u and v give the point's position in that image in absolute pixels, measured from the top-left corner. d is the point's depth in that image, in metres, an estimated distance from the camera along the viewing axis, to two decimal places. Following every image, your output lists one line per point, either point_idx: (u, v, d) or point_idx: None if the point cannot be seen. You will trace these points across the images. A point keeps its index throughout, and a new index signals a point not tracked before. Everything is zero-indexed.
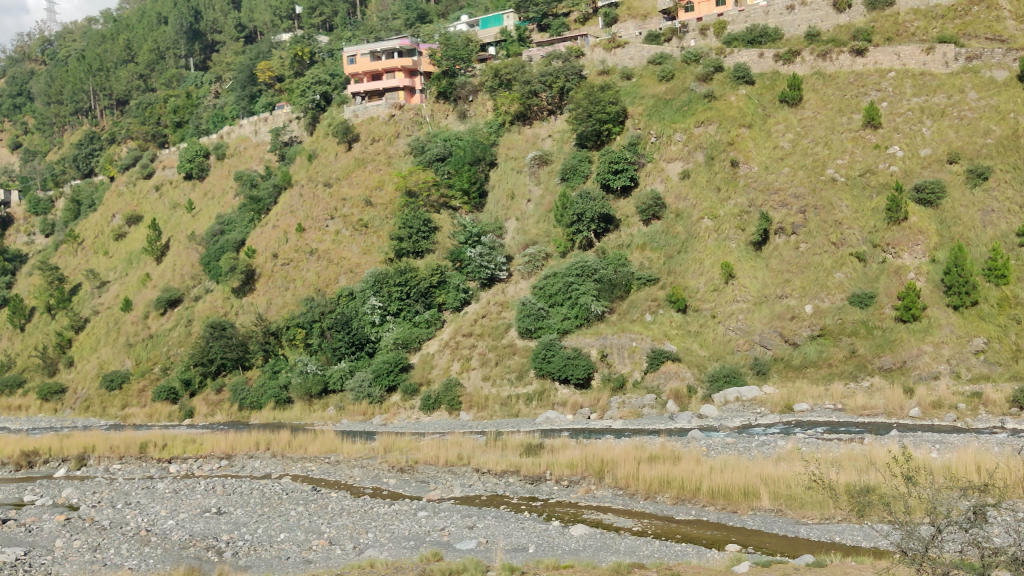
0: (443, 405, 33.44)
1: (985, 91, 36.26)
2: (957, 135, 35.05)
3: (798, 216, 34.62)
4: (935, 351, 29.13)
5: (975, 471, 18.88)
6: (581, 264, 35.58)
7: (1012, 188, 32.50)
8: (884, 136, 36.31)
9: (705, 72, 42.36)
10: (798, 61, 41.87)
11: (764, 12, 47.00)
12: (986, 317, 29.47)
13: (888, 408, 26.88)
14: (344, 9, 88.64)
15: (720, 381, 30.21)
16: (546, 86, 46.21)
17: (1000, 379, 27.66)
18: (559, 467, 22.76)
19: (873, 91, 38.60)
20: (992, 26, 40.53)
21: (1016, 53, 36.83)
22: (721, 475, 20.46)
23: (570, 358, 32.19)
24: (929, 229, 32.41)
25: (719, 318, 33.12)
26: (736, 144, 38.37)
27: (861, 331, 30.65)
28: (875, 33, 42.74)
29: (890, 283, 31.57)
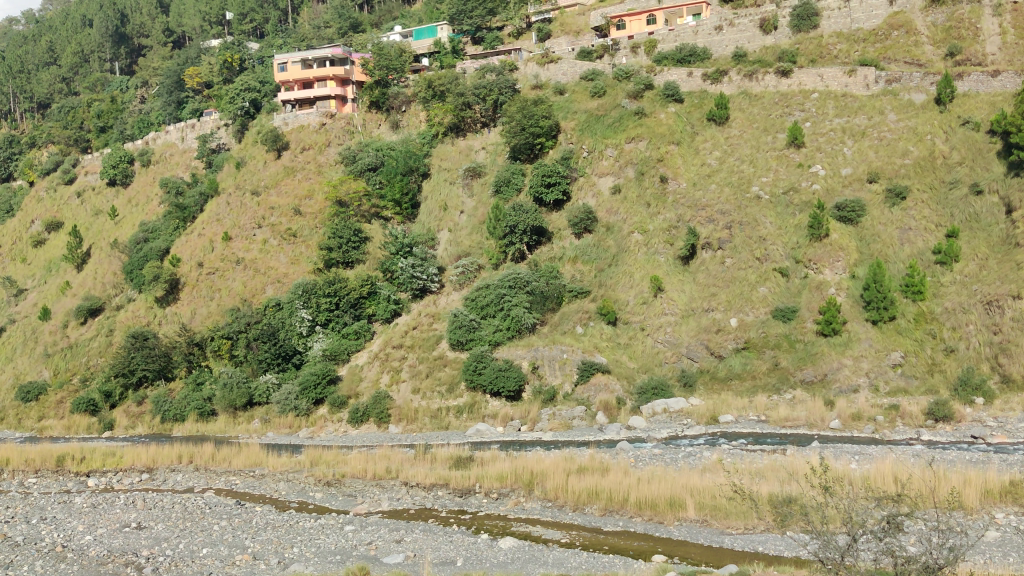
0: (372, 417, 33.02)
1: (904, 113, 37.52)
2: (877, 155, 36.18)
3: (724, 232, 35.25)
4: (855, 364, 29.94)
5: (892, 481, 19.45)
6: (514, 276, 35.70)
7: (928, 208, 33.74)
8: (807, 155, 37.36)
9: (636, 89, 42.97)
10: (725, 81, 42.74)
11: (694, 32, 47.99)
12: (903, 332, 30.48)
13: (810, 419, 27.55)
14: (276, 16, 87.69)
15: (648, 393, 30.59)
16: (479, 99, 46.32)
17: (916, 393, 28.63)
18: (488, 480, 22.76)
19: (797, 111, 39.67)
20: (910, 50, 41.90)
21: (933, 78, 38.16)
22: (648, 487, 20.69)
23: (501, 369, 32.19)
24: (849, 246, 33.35)
25: (648, 331, 33.52)
26: (665, 160, 38.96)
27: (783, 344, 31.37)
28: (800, 55, 44.29)
29: (811, 298, 32.36)
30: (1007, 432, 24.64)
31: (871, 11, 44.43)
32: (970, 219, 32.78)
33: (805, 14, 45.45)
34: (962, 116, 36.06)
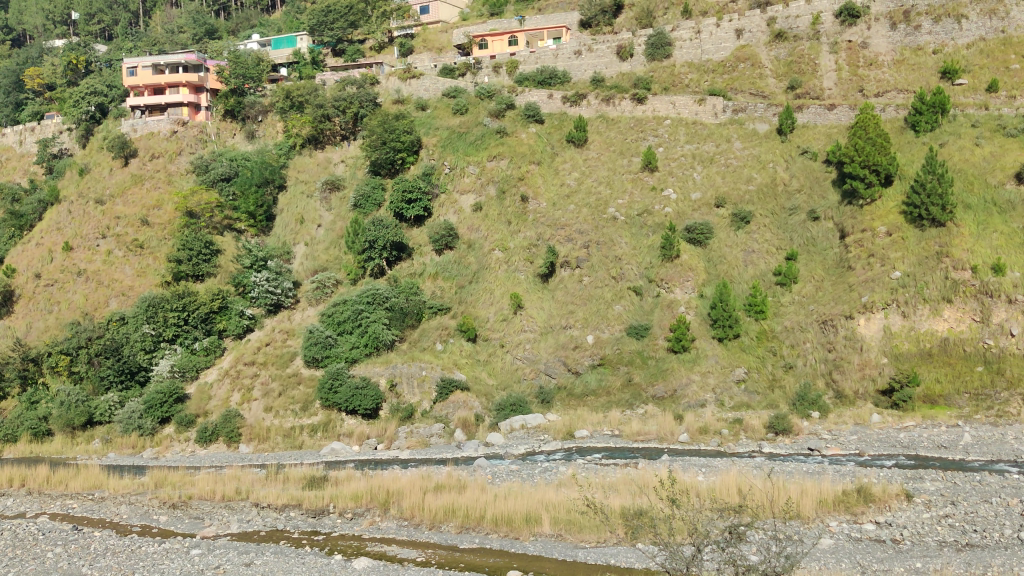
0: (221, 437, 31.93)
1: (749, 142, 39.55)
2: (723, 181, 37.95)
3: (582, 251, 36.05)
4: (702, 380, 31.13)
5: (735, 492, 20.31)
6: (372, 292, 35.26)
7: (770, 232, 35.60)
8: (660, 179, 38.71)
9: (498, 109, 43.51)
10: (583, 104, 43.83)
11: (554, 55, 49.24)
12: (746, 349, 31.95)
13: (660, 434, 28.41)
14: (126, 18, 84.15)
15: (506, 409, 30.78)
16: (339, 111, 45.75)
17: (758, 407, 29.98)
18: (343, 500, 22.38)
19: (651, 136, 41.11)
20: (755, 82, 44.21)
21: (776, 108, 40.16)
22: (504, 503, 20.86)
23: (358, 388, 31.77)
24: (697, 266, 34.68)
25: (507, 348, 33.81)
26: (526, 179, 39.52)
27: (637, 361, 32.29)
28: (655, 82, 46.05)
29: (663, 316, 33.37)
30: (840, 444, 26.14)
31: (720, 43, 46.71)
32: (808, 243, 34.72)
33: (659, 42, 47.33)
34: (802, 146, 38.24)
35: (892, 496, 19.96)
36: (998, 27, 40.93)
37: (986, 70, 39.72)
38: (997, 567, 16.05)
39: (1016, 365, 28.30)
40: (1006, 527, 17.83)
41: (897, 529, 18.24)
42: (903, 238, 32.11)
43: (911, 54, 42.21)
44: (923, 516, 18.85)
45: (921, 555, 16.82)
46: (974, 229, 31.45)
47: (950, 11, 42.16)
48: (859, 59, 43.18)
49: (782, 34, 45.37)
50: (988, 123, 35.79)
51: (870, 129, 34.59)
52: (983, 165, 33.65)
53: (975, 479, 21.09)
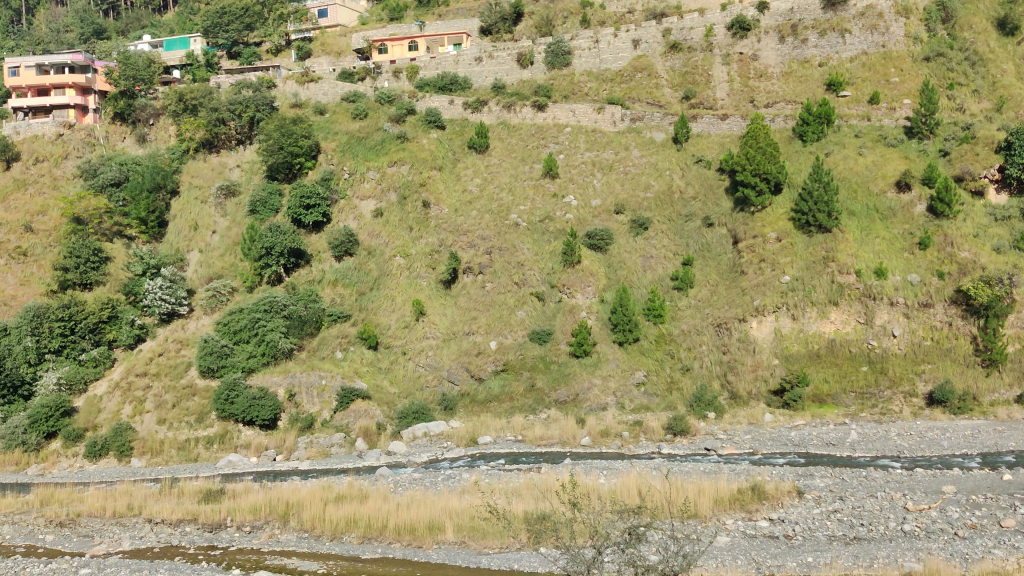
0: (112, 451, 30.77)
1: (646, 150, 40.40)
2: (622, 188, 38.63)
3: (484, 257, 36.12)
4: (603, 384, 31.53)
5: (635, 493, 20.67)
6: (269, 300, 34.53)
7: (667, 238, 36.48)
8: (560, 186, 39.13)
9: (398, 114, 43.27)
10: (484, 111, 43.97)
11: (454, 61, 49.11)
12: (646, 352, 32.62)
13: (563, 437, 28.61)
14: (7, 16, 80.54)
15: (408, 417, 30.51)
16: (234, 115, 45.02)
17: (657, 409, 30.60)
18: (240, 513, 21.84)
19: (552, 143, 41.56)
20: (652, 92, 45.05)
21: (672, 117, 41.12)
22: (407, 512, 20.71)
23: (255, 398, 31.10)
24: (598, 272, 35.21)
25: (409, 355, 33.53)
26: (427, 185, 39.47)
27: (539, 366, 32.45)
28: (555, 90, 46.57)
29: (565, 321, 33.79)
30: (735, 444, 26.87)
31: (618, 53, 47.56)
32: (703, 249, 35.69)
33: (558, 51, 47.91)
34: (696, 155, 39.26)
35: (784, 493, 20.64)
36: (878, 42, 42.91)
37: (868, 82, 41.54)
38: (882, 559, 16.77)
39: (898, 364, 29.95)
40: (890, 520, 18.66)
41: (789, 525, 18.84)
42: (792, 243, 33.21)
43: (799, 67, 43.82)
44: (813, 512, 19.53)
45: (813, 549, 17.44)
46: (858, 235, 32.94)
47: (834, 25, 43.96)
48: (749, 70, 44.61)
49: (676, 45, 46.57)
50: (870, 134, 37.54)
51: (760, 139, 35.69)
52: (866, 173, 35.20)
53: (862, 474, 22.00)
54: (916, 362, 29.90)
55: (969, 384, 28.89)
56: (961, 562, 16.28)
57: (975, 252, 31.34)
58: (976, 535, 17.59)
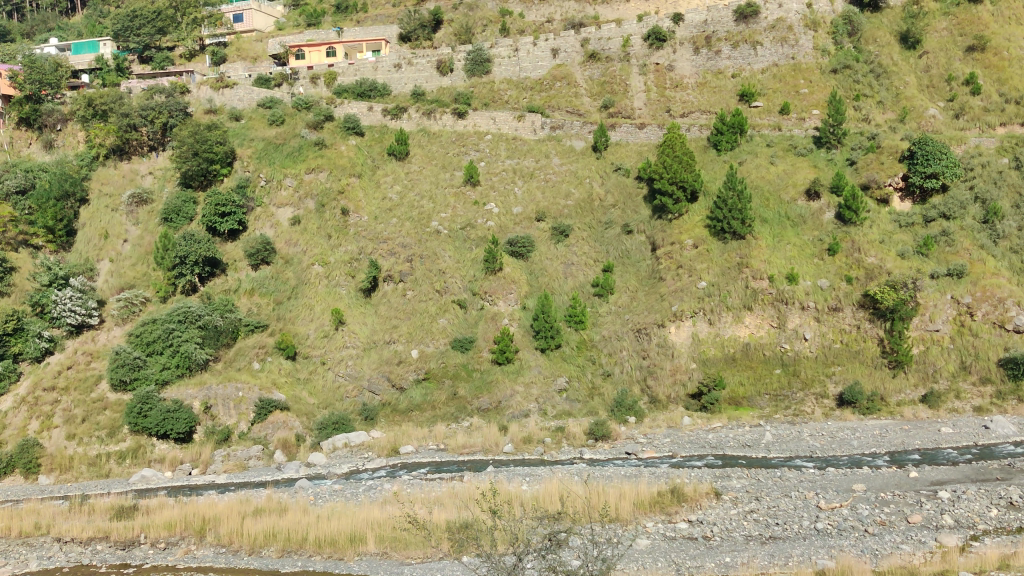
0: (18, 468, 29.60)
1: (566, 158, 40.83)
2: (543, 196, 38.94)
3: (405, 264, 35.93)
4: (525, 391, 31.53)
5: (557, 499, 20.78)
6: (183, 310, 33.54)
7: (587, 245, 36.94)
8: (482, 194, 39.24)
9: (316, 120, 42.82)
10: (404, 118, 43.89)
11: (373, 67, 49.10)
12: (567, 359, 32.84)
13: (485, 445, 28.60)
14: None
15: (328, 428, 30.08)
16: (147, 121, 44.06)
17: (579, 415, 30.79)
18: (155, 529, 21.27)
19: (472, 151, 41.66)
20: (571, 101, 45.53)
21: (591, 127, 41.80)
22: (327, 524, 20.43)
23: (169, 411, 30.29)
24: (520, 279, 35.26)
25: (329, 365, 33.07)
26: (345, 193, 39.12)
27: (461, 374, 32.37)
28: (475, 98, 46.67)
29: (487, 328, 33.67)
30: (655, 447, 27.25)
31: (537, 61, 47.94)
32: (622, 256, 36.20)
33: (478, 59, 47.96)
34: (615, 163, 39.88)
35: (703, 494, 21.03)
36: (788, 54, 44.24)
37: (779, 93, 42.72)
38: (797, 557, 17.21)
39: (809, 366, 30.87)
40: (804, 519, 19.17)
41: (708, 526, 19.19)
42: (708, 250, 33.94)
43: (713, 77, 44.84)
44: (730, 513, 19.92)
45: (730, 550, 17.79)
46: (770, 241, 33.88)
47: (746, 38, 45.19)
48: (666, 81, 45.47)
49: (595, 54, 47.19)
50: (781, 143, 38.68)
51: (677, 147, 36.21)
52: (777, 182, 36.22)
53: (777, 474, 22.55)
54: (827, 364, 30.85)
55: (876, 385, 29.92)
56: (871, 558, 16.81)
57: (881, 257, 32.50)
58: (885, 531, 18.20)
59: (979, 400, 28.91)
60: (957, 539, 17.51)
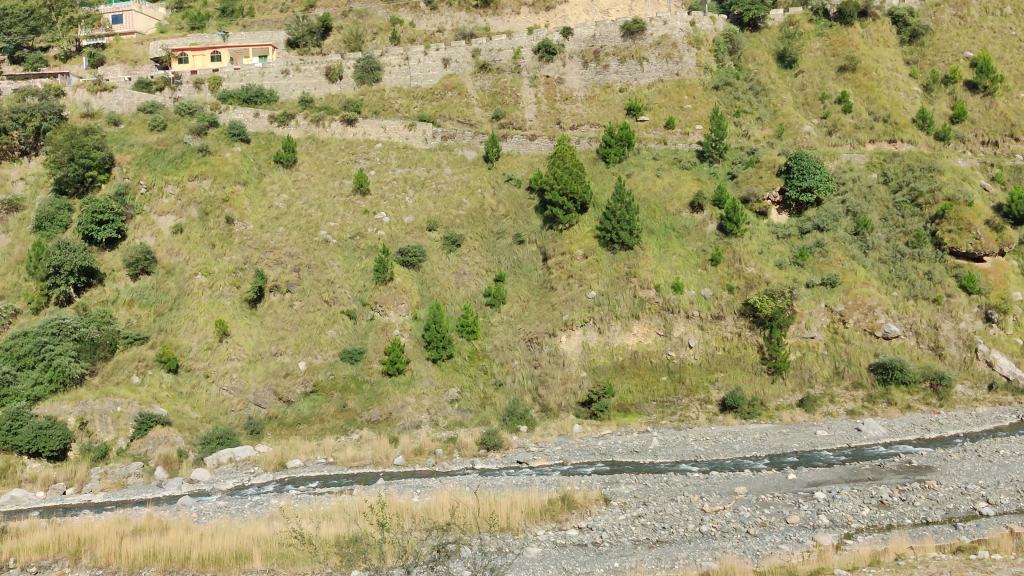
0: None
1: (458, 168, 41.03)
2: (435, 206, 38.90)
3: (292, 275, 35.31)
4: (417, 402, 31.34)
5: (447, 510, 20.71)
6: (58, 323, 31.63)
7: (479, 255, 37.21)
8: (372, 203, 38.89)
9: (199, 126, 41.64)
10: (291, 124, 43.17)
11: (260, 73, 47.70)
12: (459, 369, 32.76)
13: (375, 457, 28.10)
14: None
15: (212, 443, 29.04)
16: (18, 124, 41.96)
17: (471, 425, 30.66)
18: (25, 552, 20.16)
19: (362, 159, 41.32)
20: (462, 111, 45.50)
21: (483, 137, 42.10)
22: (211, 542, 19.84)
23: (42, 428, 28.38)
24: (411, 289, 35.08)
25: (213, 378, 32.10)
26: (230, 201, 38.16)
27: (351, 386, 31.94)
28: (365, 105, 46.26)
29: (377, 339, 33.38)
30: (546, 455, 27.48)
31: (428, 71, 47.87)
32: (514, 266, 36.57)
33: (368, 67, 47.64)
34: (507, 173, 40.44)
35: (592, 501, 21.33)
36: (673, 71, 45.75)
37: (664, 108, 43.87)
38: (682, 560, 17.63)
39: (694, 373, 31.76)
40: (690, 522, 19.67)
41: (597, 532, 19.46)
42: (597, 260, 34.56)
43: (601, 91, 45.80)
44: (619, 518, 20.28)
45: (619, 555, 18.08)
46: (656, 252, 34.76)
47: (633, 53, 46.60)
48: (556, 93, 46.16)
49: (486, 65, 47.57)
50: (666, 157, 39.71)
51: (567, 159, 36.81)
52: (663, 194, 37.16)
53: (663, 479, 23.12)
54: (710, 371, 31.79)
55: (757, 391, 30.96)
56: (752, 559, 17.35)
57: (760, 267, 33.85)
58: (765, 532, 18.84)
59: (851, 404, 30.38)
60: (831, 538, 18.28)
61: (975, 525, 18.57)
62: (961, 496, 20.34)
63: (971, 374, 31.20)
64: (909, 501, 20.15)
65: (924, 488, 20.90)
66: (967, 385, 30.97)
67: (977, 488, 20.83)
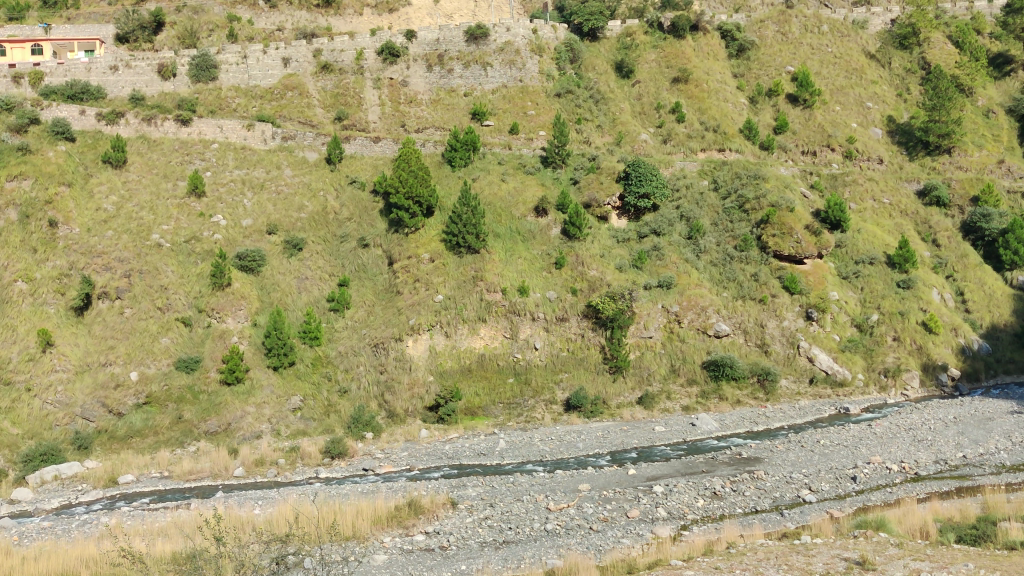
0: None
1: (298, 169, 40.48)
2: (275, 209, 38.14)
3: (122, 280, 33.50)
4: (257, 411, 30.27)
5: (290, 521, 20.22)
6: None
7: (321, 258, 36.66)
8: (208, 206, 37.63)
9: (19, 123, 38.77)
10: (121, 123, 41.11)
11: (86, 68, 45.23)
12: (302, 376, 31.90)
13: (214, 470, 27.08)
14: None
15: (35, 460, 27.16)
16: None
17: (314, 433, 29.94)
18: None
19: (197, 160, 39.93)
20: (303, 111, 44.54)
21: (324, 138, 41.80)
22: (33, 566, 18.59)
23: None
24: (250, 294, 34.08)
25: (35, 392, 29.60)
26: (54, 203, 35.62)
27: (187, 397, 30.59)
28: (200, 104, 44.59)
29: (214, 347, 32.21)
30: (392, 461, 27.27)
31: (267, 70, 46.65)
32: (358, 270, 36.43)
33: (203, 64, 45.92)
34: (350, 176, 40.37)
35: (439, 505, 21.33)
36: (516, 77, 46.49)
37: (508, 113, 44.47)
38: (528, 559, 17.88)
39: (539, 374, 32.35)
40: (535, 521, 19.99)
41: (443, 536, 19.47)
42: (444, 264, 34.67)
43: (446, 95, 46.02)
44: (466, 521, 20.39)
45: (465, 558, 18.15)
46: (502, 255, 35.22)
47: (477, 58, 47.01)
48: (400, 96, 46.01)
49: (328, 66, 46.77)
50: (511, 162, 40.25)
51: (412, 162, 36.61)
52: (508, 199, 37.66)
53: (509, 480, 23.39)
54: (555, 371, 32.47)
55: (599, 390, 31.82)
56: (595, 554, 17.79)
57: (602, 270, 34.94)
58: (607, 528, 19.39)
59: (686, 400, 31.71)
60: (669, 530, 19.00)
61: (799, 511, 19.75)
62: (787, 484, 21.58)
63: (793, 369, 33.11)
64: (740, 491, 21.21)
65: (753, 478, 22.05)
66: (790, 379, 32.87)
67: (801, 476, 22.17)
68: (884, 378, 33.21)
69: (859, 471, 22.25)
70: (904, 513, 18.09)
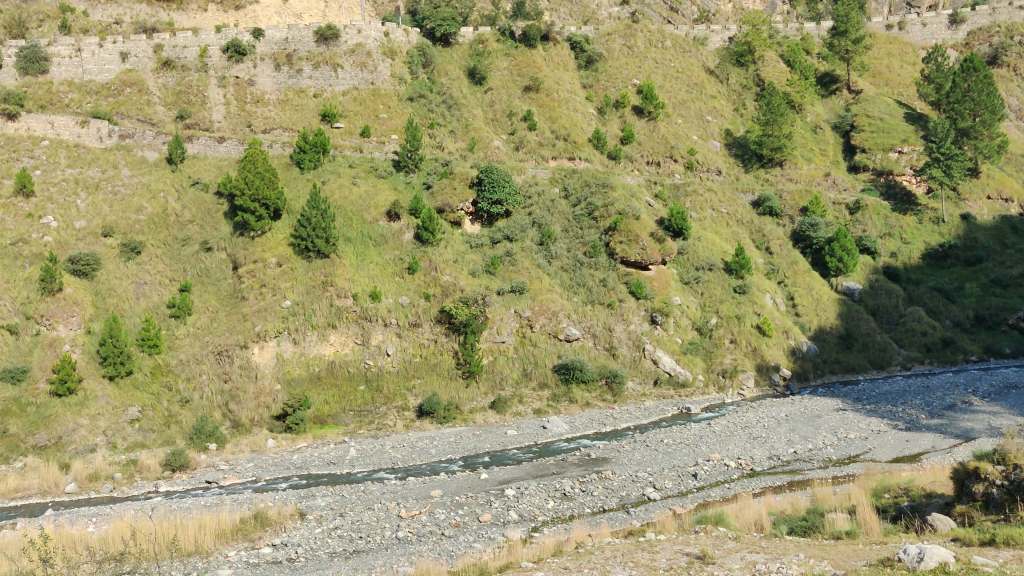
0: None
1: (136, 169, 38.78)
2: (110, 211, 36.38)
3: None
4: (91, 424, 28.62)
5: (127, 538, 19.24)
6: None
7: (161, 263, 35.26)
8: (37, 206, 35.43)
9: None
10: None
11: None
12: (139, 386, 30.42)
13: (43, 486, 25.33)
14: None
15: None
16: None
17: (153, 446, 28.47)
18: None
19: (26, 157, 37.47)
20: (142, 109, 42.88)
21: (165, 138, 40.53)
22: None
23: None
24: (83, 300, 32.26)
25: None
26: None
27: (12, 409, 28.34)
28: (28, 98, 41.92)
29: (43, 356, 30.17)
30: (237, 473, 26.41)
31: (103, 65, 44.61)
32: (200, 275, 35.18)
33: (33, 56, 43.12)
34: (192, 176, 39.08)
35: (287, 516, 20.84)
36: (368, 79, 46.02)
37: (359, 116, 43.92)
38: (379, 567, 17.67)
39: (392, 381, 32.11)
40: (386, 529, 19.82)
41: (291, 548, 18.99)
42: (292, 268, 33.96)
43: (294, 96, 45.12)
44: (314, 532, 19.98)
45: (315, 569, 17.75)
46: (353, 260, 34.77)
47: (327, 59, 46.28)
48: (245, 95, 44.77)
49: (169, 62, 45.07)
50: (362, 165, 39.78)
51: (258, 164, 35.72)
52: (359, 203, 37.28)
53: (360, 489, 23.10)
54: (407, 378, 32.29)
55: (452, 395, 31.87)
56: (446, 560, 17.80)
57: (455, 276, 35.08)
58: (459, 533, 19.43)
59: (537, 403, 32.15)
60: (520, 532, 19.22)
61: (644, 509, 20.40)
62: (632, 483, 22.25)
63: (639, 372, 34.18)
64: (588, 491, 21.70)
65: (601, 478, 22.62)
66: (635, 381, 33.87)
67: (646, 474, 22.91)
68: (722, 378, 34.61)
69: (700, 468, 23.20)
70: (740, 507, 18.98)
